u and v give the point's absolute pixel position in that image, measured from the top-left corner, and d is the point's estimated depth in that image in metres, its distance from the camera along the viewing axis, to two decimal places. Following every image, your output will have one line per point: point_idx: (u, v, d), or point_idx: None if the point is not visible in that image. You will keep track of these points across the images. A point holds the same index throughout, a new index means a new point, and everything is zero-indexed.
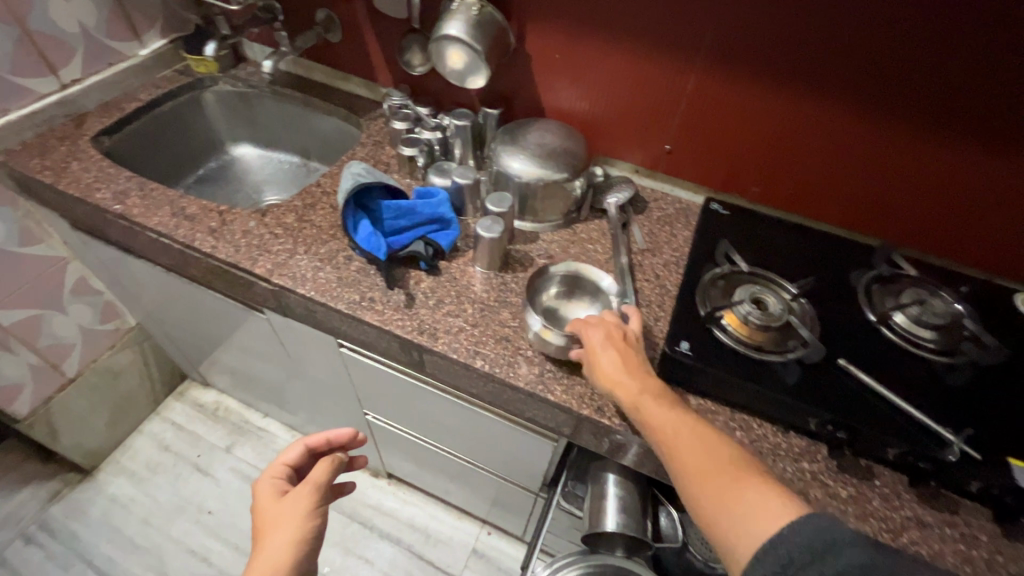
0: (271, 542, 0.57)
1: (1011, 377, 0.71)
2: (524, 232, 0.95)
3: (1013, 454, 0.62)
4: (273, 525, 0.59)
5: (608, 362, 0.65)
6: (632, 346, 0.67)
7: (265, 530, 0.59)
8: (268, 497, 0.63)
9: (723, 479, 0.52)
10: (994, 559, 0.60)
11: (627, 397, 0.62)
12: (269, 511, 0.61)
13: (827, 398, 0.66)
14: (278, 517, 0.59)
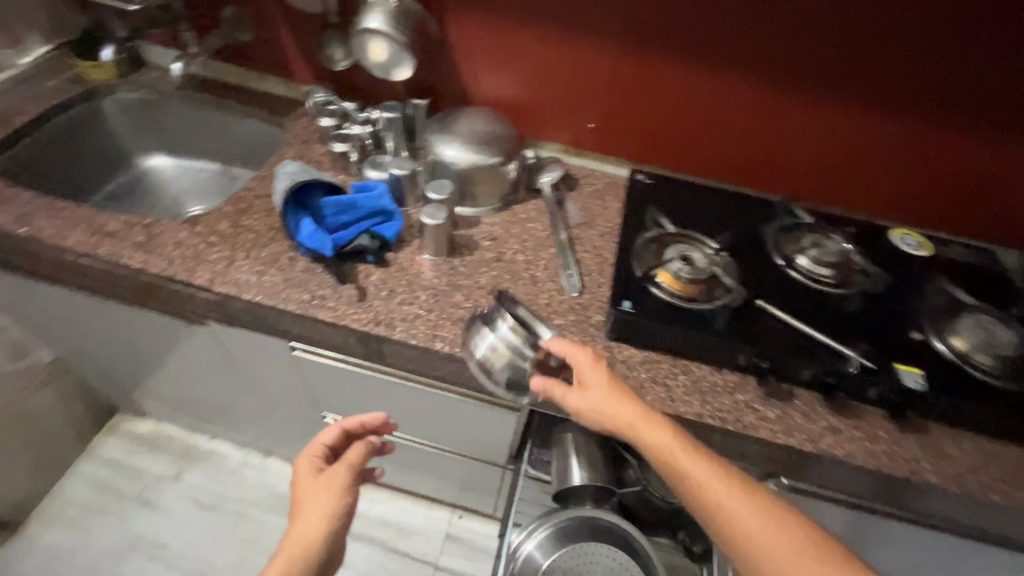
0: (306, 517, 0.63)
1: (894, 299, 0.84)
2: (465, 218, 0.98)
3: (899, 361, 0.75)
4: (307, 502, 0.64)
5: (622, 412, 0.65)
6: (625, 386, 0.68)
7: (300, 506, 0.64)
8: (305, 475, 0.68)
9: (799, 561, 0.57)
10: (892, 450, 0.72)
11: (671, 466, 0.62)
12: (305, 488, 0.67)
13: (750, 334, 0.76)
14: (313, 494, 0.65)
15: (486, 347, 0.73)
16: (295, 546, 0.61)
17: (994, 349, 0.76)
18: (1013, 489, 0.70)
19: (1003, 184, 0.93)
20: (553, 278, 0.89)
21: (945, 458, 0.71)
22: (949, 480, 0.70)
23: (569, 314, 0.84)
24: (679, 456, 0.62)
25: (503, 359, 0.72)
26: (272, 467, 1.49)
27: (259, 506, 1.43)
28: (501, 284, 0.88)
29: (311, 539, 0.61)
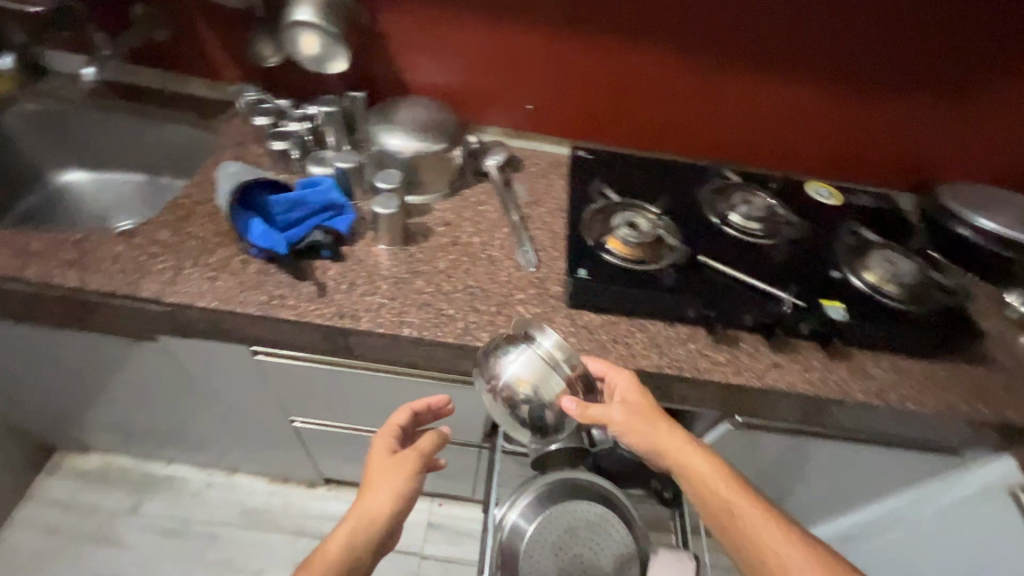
0: (373, 496, 0.67)
1: (814, 245, 0.93)
2: (417, 206, 0.99)
3: (824, 297, 0.84)
4: (375, 482, 0.69)
5: (669, 441, 0.72)
6: (658, 409, 0.75)
7: (368, 483, 0.69)
8: (377, 455, 0.72)
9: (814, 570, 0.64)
10: (826, 376, 0.81)
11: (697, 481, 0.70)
12: (376, 464, 0.71)
13: (695, 288, 0.83)
14: (381, 474, 0.69)
15: (518, 367, 0.71)
16: (359, 521, 0.66)
17: (898, 278, 0.87)
18: (924, 396, 0.81)
19: (894, 135, 1.05)
20: (510, 256, 0.92)
21: (868, 377, 0.82)
22: (873, 395, 0.80)
23: (529, 288, 0.88)
24: (717, 485, 0.70)
25: (533, 384, 0.71)
26: (239, 484, 1.44)
27: (230, 526, 1.38)
28: (461, 266, 0.90)
29: (374, 518, 0.66)
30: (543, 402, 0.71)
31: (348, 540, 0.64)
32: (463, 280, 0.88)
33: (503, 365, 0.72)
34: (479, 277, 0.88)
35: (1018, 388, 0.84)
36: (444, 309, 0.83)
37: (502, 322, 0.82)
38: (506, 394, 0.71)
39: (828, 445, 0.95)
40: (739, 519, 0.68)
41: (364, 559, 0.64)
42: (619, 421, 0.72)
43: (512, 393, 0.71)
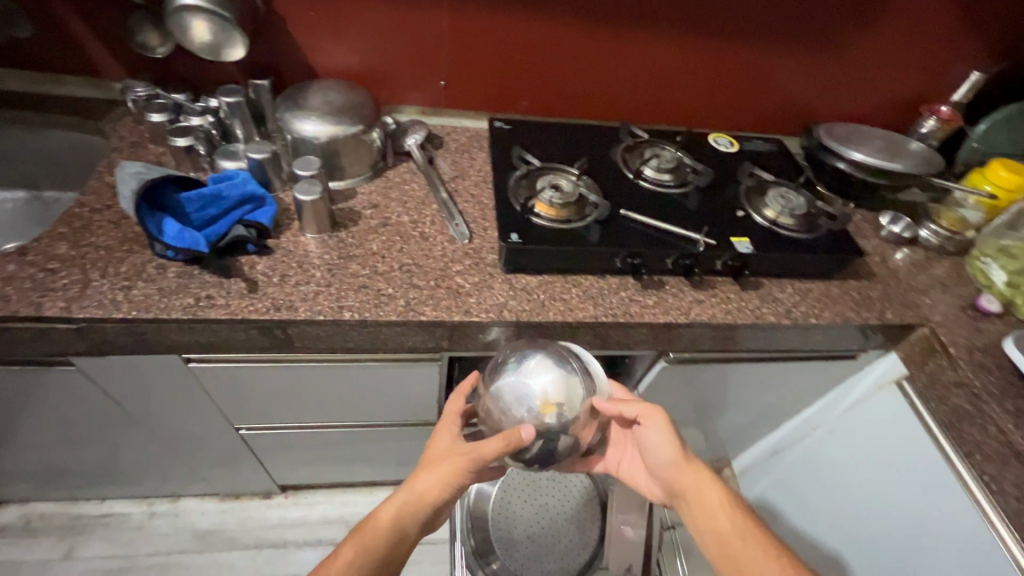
0: (422, 483, 0.74)
1: (719, 190, 1.03)
2: (341, 192, 0.98)
3: (733, 236, 0.93)
4: (425, 473, 0.75)
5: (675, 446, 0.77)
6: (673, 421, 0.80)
7: (420, 471, 0.75)
8: (435, 448, 0.78)
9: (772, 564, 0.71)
10: (740, 305, 0.92)
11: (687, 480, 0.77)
12: (433, 455, 0.77)
13: (620, 240, 0.89)
14: (431, 465, 0.75)
15: (546, 375, 0.73)
16: (407, 503, 0.74)
17: (793, 210, 0.98)
18: (823, 311, 0.94)
19: (775, 86, 1.16)
20: (442, 231, 0.94)
21: (775, 300, 0.94)
22: (781, 316, 0.92)
23: (465, 259, 0.90)
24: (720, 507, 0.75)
25: (559, 392, 0.72)
26: (186, 508, 1.37)
27: (182, 552, 1.31)
28: (394, 245, 0.90)
29: (419, 504, 0.73)
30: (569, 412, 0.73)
31: (394, 516, 0.73)
32: (398, 259, 0.88)
33: (529, 373, 0.73)
34: (415, 253, 0.89)
35: (890, 294, 1.00)
36: (383, 289, 0.84)
37: (443, 295, 0.84)
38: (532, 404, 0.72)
39: (750, 368, 1.07)
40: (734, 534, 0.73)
41: (408, 535, 0.73)
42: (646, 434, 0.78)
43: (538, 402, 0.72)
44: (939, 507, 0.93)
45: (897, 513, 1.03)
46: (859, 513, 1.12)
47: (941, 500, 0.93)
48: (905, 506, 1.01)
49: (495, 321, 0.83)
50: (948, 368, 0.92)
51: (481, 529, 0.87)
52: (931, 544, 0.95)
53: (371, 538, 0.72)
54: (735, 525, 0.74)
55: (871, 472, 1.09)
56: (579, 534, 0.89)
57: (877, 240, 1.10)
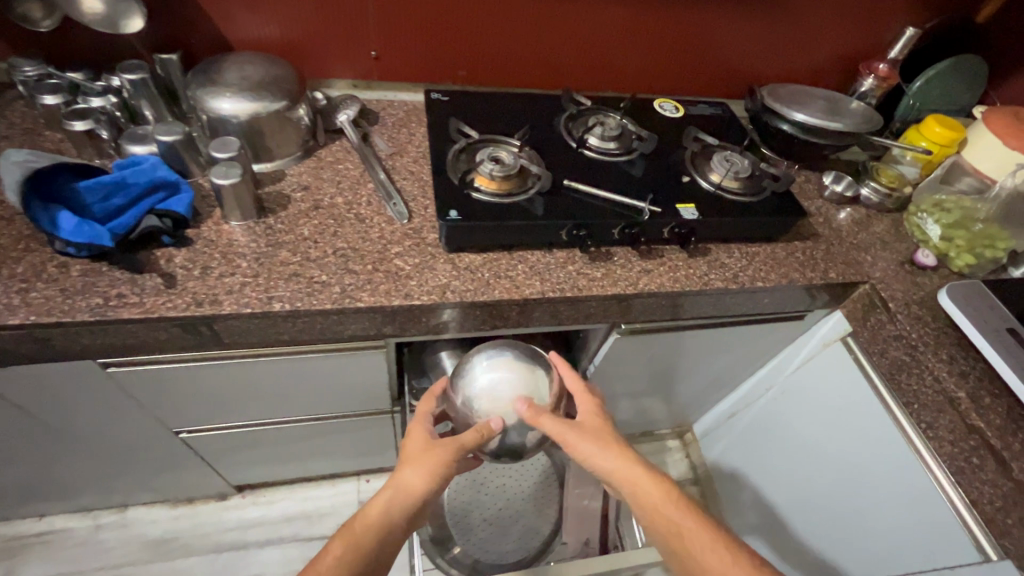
0: (407, 477, 0.70)
1: (664, 156, 1.01)
2: (267, 176, 0.91)
3: (678, 202, 0.92)
4: (410, 467, 0.69)
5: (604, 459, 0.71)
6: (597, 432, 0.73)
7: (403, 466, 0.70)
8: (414, 443, 0.72)
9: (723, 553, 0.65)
10: (688, 272, 0.91)
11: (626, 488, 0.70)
12: (412, 451, 0.72)
13: (566, 211, 0.86)
14: (413, 460, 0.70)
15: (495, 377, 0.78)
16: (395, 497, 0.68)
17: (738, 173, 0.97)
18: (769, 274, 0.95)
19: (718, 48, 1.14)
20: (379, 211, 0.89)
21: (722, 265, 0.94)
22: (729, 281, 0.92)
23: (404, 240, 0.86)
24: (660, 503, 0.68)
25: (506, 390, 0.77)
26: (136, 518, 1.30)
27: (134, 564, 1.25)
28: (328, 229, 0.85)
29: (409, 498, 0.68)
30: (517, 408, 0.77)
31: (383, 511, 0.67)
32: (332, 244, 0.83)
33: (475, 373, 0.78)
34: (351, 237, 0.85)
35: (834, 253, 1.02)
36: (316, 276, 0.79)
37: (381, 278, 0.80)
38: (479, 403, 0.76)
39: (702, 335, 1.08)
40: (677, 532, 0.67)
41: (398, 531, 0.67)
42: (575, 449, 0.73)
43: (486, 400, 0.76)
44: (883, 456, 0.97)
45: (844, 466, 1.07)
46: (808, 469, 1.16)
47: (885, 450, 0.97)
48: (851, 458, 1.05)
49: (438, 303, 0.80)
50: (887, 322, 0.95)
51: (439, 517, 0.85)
52: (875, 493, 1.00)
53: (359, 538, 0.66)
54: (676, 523, 0.67)
55: (820, 428, 1.13)
56: (540, 514, 0.88)
57: (820, 201, 1.11)
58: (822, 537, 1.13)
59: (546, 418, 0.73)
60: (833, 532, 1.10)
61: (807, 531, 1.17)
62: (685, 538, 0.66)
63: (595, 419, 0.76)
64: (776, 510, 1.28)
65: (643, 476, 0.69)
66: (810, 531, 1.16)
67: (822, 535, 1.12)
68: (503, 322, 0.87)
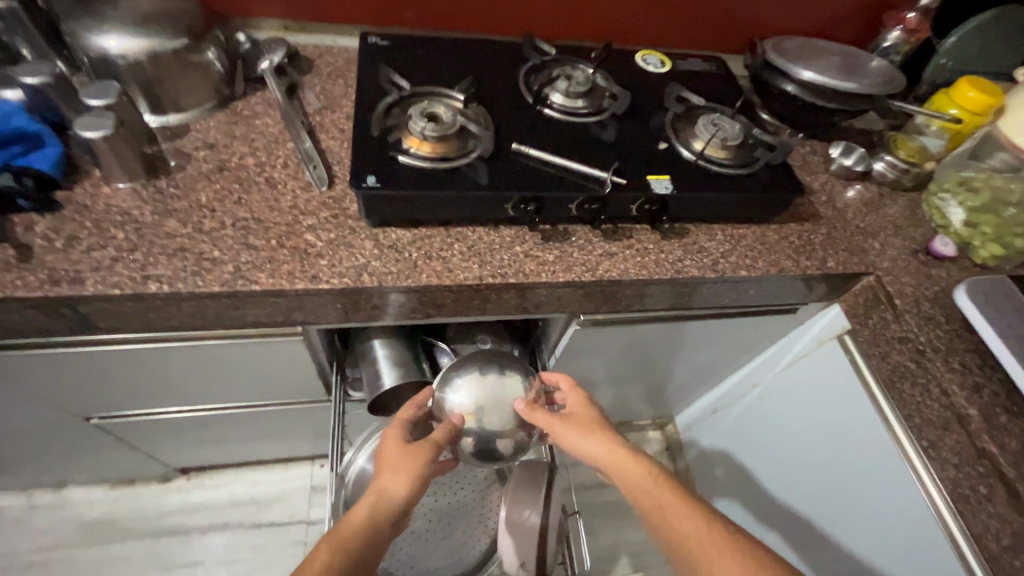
0: (392, 479, 0.65)
1: (641, 118, 0.86)
2: (166, 131, 0.77)
3: (650, 173, 0.78)
4: (396, 467, 0.65)
5: (594, 446, 0.69)
6: (591, 423, 0.72)
7: (387, 467, 0.65)
8: (393, 443, 0.68)
9: (707, 533, 0.62)
10: (660, 258, 0.78)
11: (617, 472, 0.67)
12: (393, 452, 0.68)
13: (514, 180, 0.72)
14: (397, 461, 0.66)
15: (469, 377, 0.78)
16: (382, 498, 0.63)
17: (725, 140, 0.82)
18: (756, 262, 0.81)
19: None
20: (295, 176, 0.76)
21: (702, 250, 0.80)
22: (707, 269, 0.79)
23: (321, 211, 0.73)
24: (642, 482, 0.66)
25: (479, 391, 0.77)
26: (73, 498, 1.23)
27: (69, 546, 1.19)
28: (230, 195, 0.72)
29: (398, 499, 0.63)
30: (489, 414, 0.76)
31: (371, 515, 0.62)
32: (231, 213, 0.70)
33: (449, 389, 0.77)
34: (256, 206, 0.72)
35: (836, 238, 0.87)
36: (207, 252, 0.66)
37: (285, 257, 0.68)
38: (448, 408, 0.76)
39: (678, 328, 0.95)
40: (659, 512, 0.64)
41: (385, 537, 0.62)
42: (567, 437, 0.71)
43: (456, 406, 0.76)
44: (880, 476, 0.86)
45: (837, 478, 0.96)
46: (798, 477, 1.06)
47: (883, 470, 0.85)
48: (845, 472, 0.94)
49: (354, 287, 0.68)
50: (892, 323, 0.81)
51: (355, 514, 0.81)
52: (870, 512, 0.89)
53: (346, 544, 0.59)
54: (660, 503, 0.64)
55: (811, 435, 1.01)
56: (474, 526, 0.81)
57: (825, 176, 0.95)
58: (814, 548, 1.05)
59: (539, 413, 0.73)
60: (823, 543, 1.02)
61: (797, 539, 1.09)
62: (669, 520, 0.63)
63: (588, 412, 0.74)
64: (761, 513, 1.19)
65: (627, 457, 0.67)
66: (801, 541, 1.08)
67: (814, 547, 1.04)
68: (437, 311, 0.75)
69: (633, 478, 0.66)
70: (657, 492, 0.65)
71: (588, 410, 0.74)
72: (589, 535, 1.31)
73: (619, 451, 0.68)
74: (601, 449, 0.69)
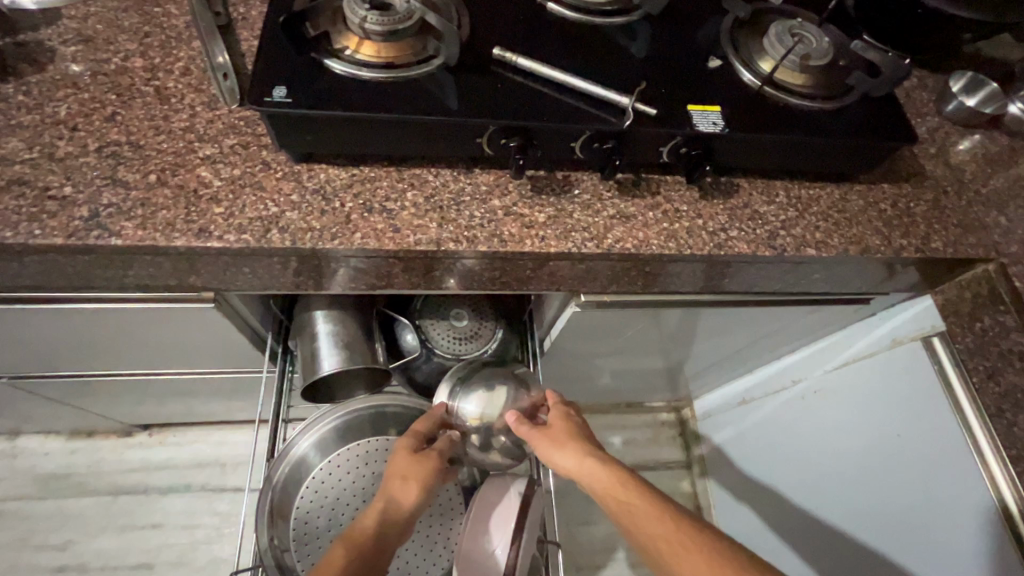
0: (403, 489, 0.55)
1: (687, 24, 0.61)
2: (28, 16, 0.57)
3: (693, 101, 0.54)
4: (408, 473, 0.56)
5: (567, 456, 0.51)
6: (570, 428, 0.54)
7: (396, 473, 0.56)
8: (403, 448, 0.58)
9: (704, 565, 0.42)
10: (696, 225, 0.56)
11: (599, 486, 0.48)
12: (404, 457, 0.57)
13: (494, 102, 0.51)
14: (411, 470, 0.56)
15: (478, 385, 0.64)
16: (392, 508, 0.54)
17: (806, 59, 0.57)
18: (830, 238, 0.58)
19: None
20: (198, 87, 0.55)
21: (756, 217, 0.58)
22: (760, 244, 0.56)
23: (225, 138, 0.52)
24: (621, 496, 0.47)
25: (495, 401, 0.63)
26: (26, 448, 1.14)
27: (21, 498, 1.11)
28: (101, 109, 0.52)
29: (410, 509, 0.55)
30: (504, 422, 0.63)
31: (381, 526, 0.53)
32: (99, 135, 0.51)
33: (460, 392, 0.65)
34: (136, 126, 0.52)
35: (944, 207, 0.63)
36: (55, 187, 0.47)
37: (167, 200, 0.48)
38: (458, 417, 0.64)
39: (694, 313, 0.73)
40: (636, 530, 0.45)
41: (392, 549, 0.53)
42: (542, 447, 0.54)
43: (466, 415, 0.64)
44: (953, 535, 0.66)
45: (887, 519, 0.76)
46: (834, 500, 0.86)
47: (959, 527, 0.65)
48: (899, 514, 0.73)
49: (259, 248, 0.48)
50: (1014, 332, 0.59)
51: (280, 519, 0.64)
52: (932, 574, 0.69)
53: (356, 554, 0.50)
54: (633, 515, 0.46)
55: (860, 459, 0.80)
56: (422, 554, 0.65)
57: (936, 120, 0.70)
58: None
59: (523, 422, 0.57)
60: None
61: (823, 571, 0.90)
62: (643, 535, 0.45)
63: (571, 418, 0.57)
64: (784, 531, 1.00)
65: (600, 467, 0.49)
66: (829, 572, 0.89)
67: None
68: (386, 282, 0.56)
69: (604, 487, 0.48)
70: (630, 499, 0.47)
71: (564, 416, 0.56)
72: (584, 528, 1.16)
73: (592, 461, 0.50)
74: (570, 461, 0.51)
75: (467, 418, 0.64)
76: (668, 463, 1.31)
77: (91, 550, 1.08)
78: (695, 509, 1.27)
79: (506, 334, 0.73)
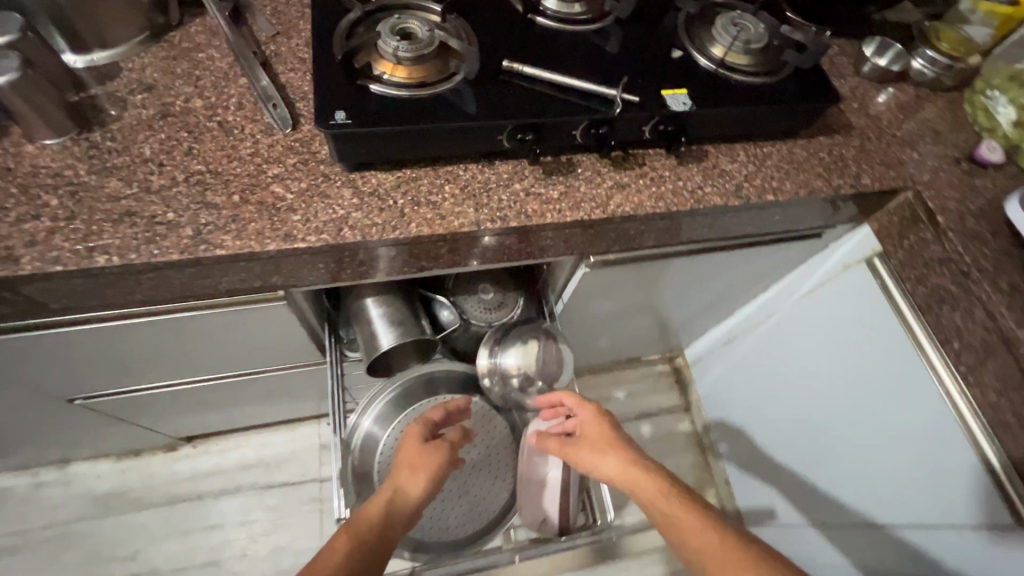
0: (408, 480, 0.65)
1: (650, 23, 0.74)
2: (91, 73, 0.66)
3: (665, 87, 0.67)
4: (415, 464, 0.67)
5: (609, 464, 0.66)
6: (612, 439, 0.69)
7: (404, 464, 0.67)
8: (412, 441, 0.69)
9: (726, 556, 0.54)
10: (677, 187, 0.69)
11: (641, 492, 0.63)
12: (410, 451, 0.68)
13: (509, 105, 0.62)
14: (416, 461, 0.67)
15: (515, 341, 0.77)
16: (399, 495, 0.64)
17: (748, 43, 0.71)
18: (783, 185, 0.72)
19: None
20: (254, 117, 0.65)
21: (723, 174, 0.71)
22: (729, 196, 0.70)
23: (287, 158, 0.63)
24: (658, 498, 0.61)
25: (530, 353, 0.76)
26: (78, 474, 1.21)
27: (83, 520, 1.18)
28: (179, 145, 0.62)
29: (413, 495, 0.65)
30: (538, 370, 0.76)
31: (387, 512, 0.62)
32: (183, 167, 0.60)
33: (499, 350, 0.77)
34: (211, 156, 0.62)
35: (869, 151, 0.78)
36: (160, 214, 0.57)
37: (253, 214, 0.59)
38: (500, 369, 0.76)
39: (680, 263, 0.87)
40: (672, 526, 0.59)
41: (396, 533, 0.62)
42: (585, 454, 0.68)
43: (507, 367, 0.76)
44: (945, 492, 0.76)
45: (881, 476, 0.87)
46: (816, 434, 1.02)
47: (920, 464, 0.79)
48: (899, 476, 0.84)
49: (336, 244, 0.59)
50: (932, 243, 0.74)
51: (363, 479, 0.76)
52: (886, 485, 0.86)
53: (360, 534, 0.59)
54: (671, 516, 0.60)
55: (851, 408, 0.92)
56: (490, 484, 0.79)
57: (855, 80, 0.84)
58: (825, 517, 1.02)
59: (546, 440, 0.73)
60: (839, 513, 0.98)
61: (806, 497, 1.07)
62: (679, 531, 0.59)
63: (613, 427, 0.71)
64: (779, 463, 1.15)
65: (641, 474, 0.64)
66: (832, 532, 1.00)
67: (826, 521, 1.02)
68: (432, 264, 0.67)
69: (643, 490, 0.63)
70: (667, 503, 0.61)
71: (601, 428, 0.70)
72: None
73: (632, 469, 0.65)
74: (611, 469, 0.66)
75: (508, 368, 0.76)
76: (669, 407, 1.46)
77: (157, 556, 1.16)
78: (697, 444, 1.43)
79: (526, 301, 0.85)
